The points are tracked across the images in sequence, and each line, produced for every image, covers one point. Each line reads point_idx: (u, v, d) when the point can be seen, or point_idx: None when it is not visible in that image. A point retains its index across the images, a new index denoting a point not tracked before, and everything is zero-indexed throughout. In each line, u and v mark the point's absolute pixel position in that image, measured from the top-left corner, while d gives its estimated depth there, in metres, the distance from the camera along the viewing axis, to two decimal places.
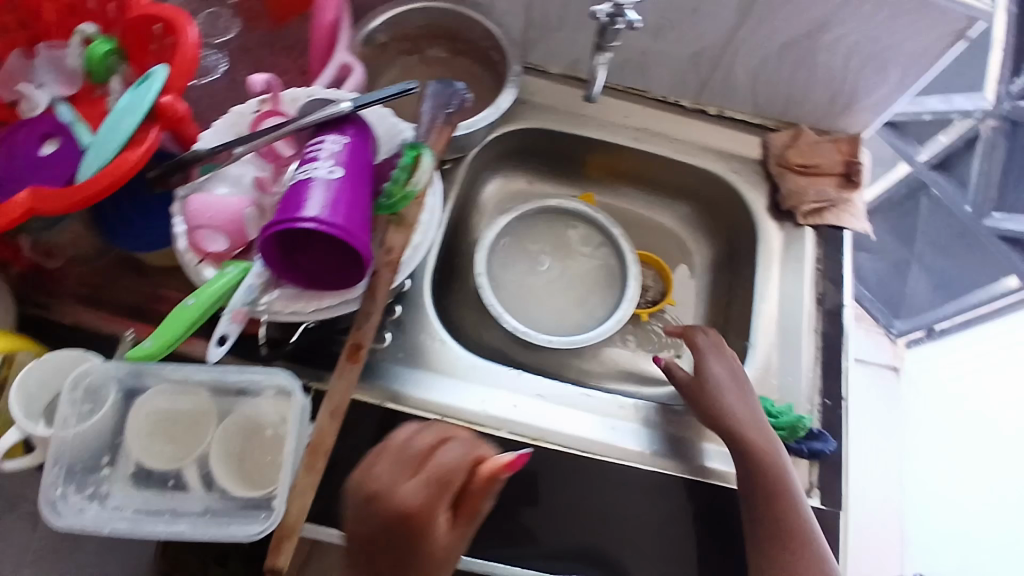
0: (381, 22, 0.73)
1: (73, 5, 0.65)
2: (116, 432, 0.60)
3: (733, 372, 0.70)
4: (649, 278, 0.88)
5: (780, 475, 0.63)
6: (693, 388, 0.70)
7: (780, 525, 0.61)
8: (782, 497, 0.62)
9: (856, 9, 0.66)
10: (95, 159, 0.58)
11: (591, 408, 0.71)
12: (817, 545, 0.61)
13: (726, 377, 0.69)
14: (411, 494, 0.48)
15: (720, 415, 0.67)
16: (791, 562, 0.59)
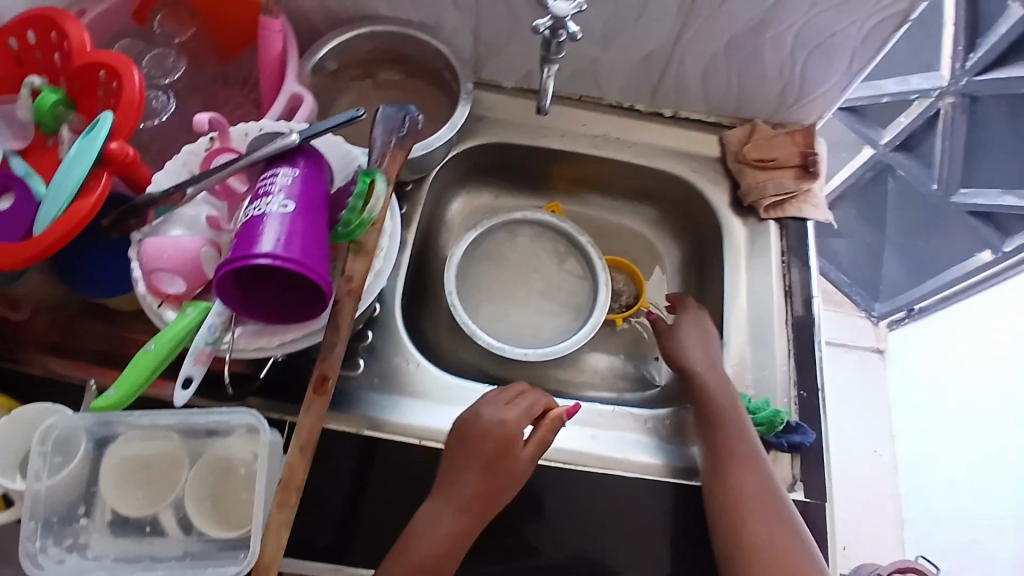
0: (331, 48, 0.75)
1: (20, 58, 0.65)
2: (91, 482, 0.59)
3: (700, 319, 0.77)
4: (621, 282, 0.89)
5: (723, 400, 0.70)
6: (666, 335, 0.77)
7: (722, 444, 0.67)
8: (725, 421, 0.68)
9: (796, 3, 0.66)
10: (47, 212, 0.56)
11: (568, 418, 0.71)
12: (761, 463, 0.66)
13: (691, 325, 0.76)
14: (513, 416, 0.65)
15: (682, 355, 0.74)
16: (735, 476, 0.64)
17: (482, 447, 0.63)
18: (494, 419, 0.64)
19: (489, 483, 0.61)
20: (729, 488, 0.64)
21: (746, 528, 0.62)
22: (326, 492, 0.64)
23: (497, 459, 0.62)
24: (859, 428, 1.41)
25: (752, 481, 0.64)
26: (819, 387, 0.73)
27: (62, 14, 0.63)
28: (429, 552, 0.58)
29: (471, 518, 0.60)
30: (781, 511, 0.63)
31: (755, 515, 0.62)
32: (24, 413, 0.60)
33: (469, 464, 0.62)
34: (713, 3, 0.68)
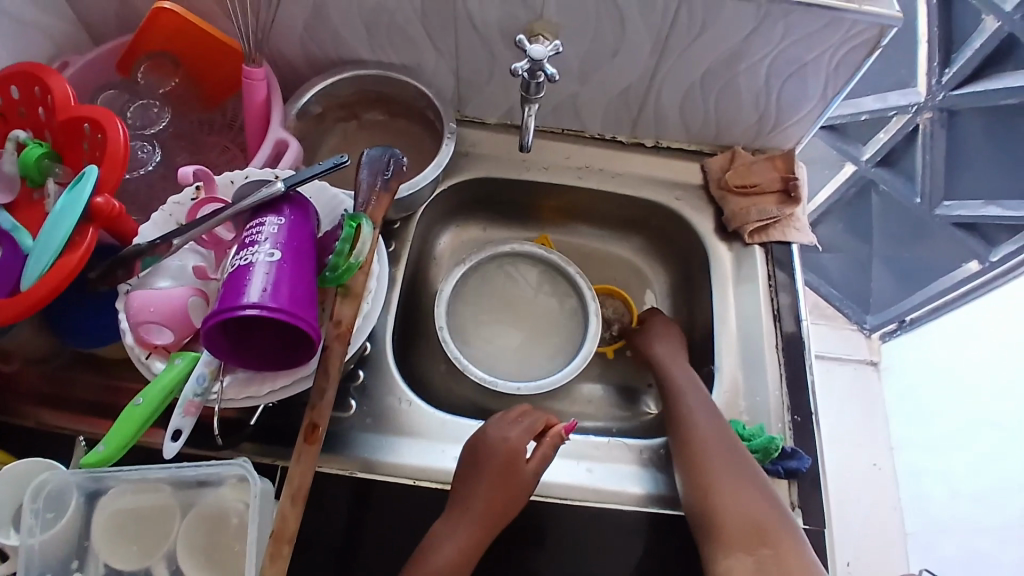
0: (314, 93, 0.77)
1: (5, 114, 0.66)
2: (83, 536, 0.58)
3: (664, 321, 0.82)
4: (614, 308, 0.89)
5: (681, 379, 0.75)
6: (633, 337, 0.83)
7: (684, 413, 0.71)
8: (689, 395, 0.72)
9: (767, 35, 0.68)
10: (32, 268, 0.56)
11: (563, 453, 0.70)
12: (724, 428, 0.69)
13: (656, 326, 0.82)
14: (516, 434, 0.67)
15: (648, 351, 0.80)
16: (699, 441, 0.68)
17: (489, 464, 0.64)
18: (498, 436, 0.66)
19: (498, 498, 0.62)
20: (694, 453, 0.67)
21: (714, 487, 0.64)
22: (321, 538, 0.63)
23: (505, 475, 0.63)
24: (858, 441, 1.41)
25: (716, 445, 0.68)
26: (813, 411, 0.73)
27: (43, 68, 0.63)
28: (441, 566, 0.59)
29: (480, 532, 0.61)
30: (747, 470, 0.66)
31: (722, 469, 0.66)
32: (17, 467, 0.58)
33: (476, 480, 0.63)
34: (686, 38, 0.70)
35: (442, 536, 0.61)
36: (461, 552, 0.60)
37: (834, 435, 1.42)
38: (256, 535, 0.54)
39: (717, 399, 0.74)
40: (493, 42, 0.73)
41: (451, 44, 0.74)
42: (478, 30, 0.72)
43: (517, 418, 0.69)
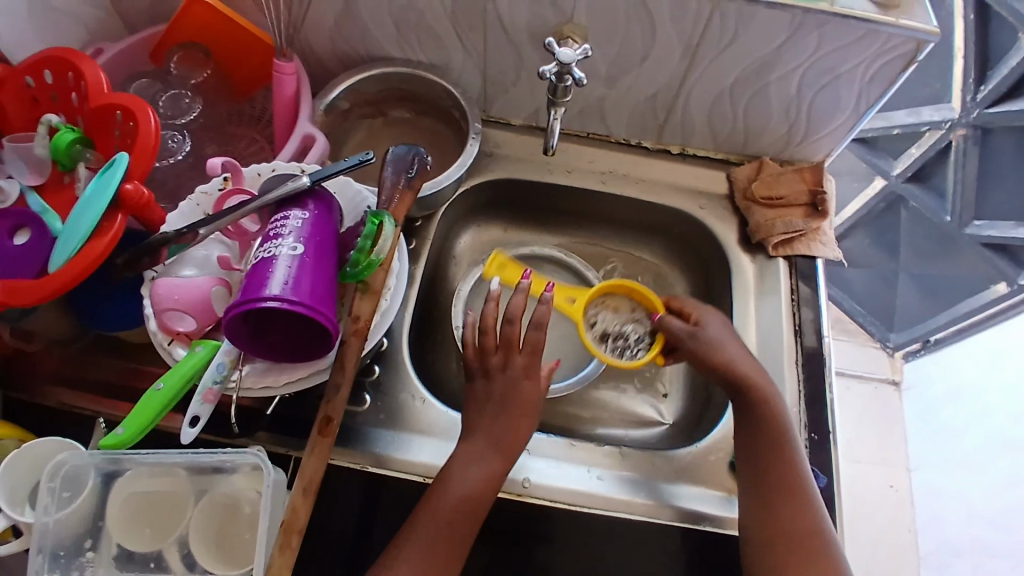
0: (342, 89, 0.77)
1: (36, 97, 0.67)
2: (97, 517, 0.59)
3: (720, 320, 0.74)
4: (625, 306, 0.80)
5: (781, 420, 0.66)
6: (696, 343, 0.72)
7: (775, 473, 0.64)
8: (781, 451, 0.65)
9: (798, 47, 0.67)
10: (62, 251, 0.57)
11: (574, 459, 0.69)
12: (811, 501, 0.63)
13: (716, 330, 0.73)
14: (524, 365, 0.68)
15: (733, 366, 0.69)
16: (783, 511, 0.62)
17: (511, 393, 0.67)
18: (510, 373, 0.68)
19: (519, 420, 0.66)
20: (774, 523, 0.62)
21: (797, 567, 0.60)
22: (329, 532, 0.63)
23: (521, 405, 0.67)
24: (876, 461, 1.37)
25: (803, 518, 0.62)
26: (831, 429, 0.71)
27: (76, 54, 0.64)
28: (467, 491, 0.61)
29: (501, 460, 0.63)
30: (825, 545, 0.61)
31: (802, 546, 0.61)
32: (39, 446, 0.59)
33: (498, 408, 0.66)
34: (717, 46, 0.69)
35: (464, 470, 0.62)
36: (489, 477, 0.62)
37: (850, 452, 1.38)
38: (266, 524, 0.55)
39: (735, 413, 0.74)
40: (522, 44, 0.73)
41: (479, 44, 0.74)
42: (508, 33, 0.72)
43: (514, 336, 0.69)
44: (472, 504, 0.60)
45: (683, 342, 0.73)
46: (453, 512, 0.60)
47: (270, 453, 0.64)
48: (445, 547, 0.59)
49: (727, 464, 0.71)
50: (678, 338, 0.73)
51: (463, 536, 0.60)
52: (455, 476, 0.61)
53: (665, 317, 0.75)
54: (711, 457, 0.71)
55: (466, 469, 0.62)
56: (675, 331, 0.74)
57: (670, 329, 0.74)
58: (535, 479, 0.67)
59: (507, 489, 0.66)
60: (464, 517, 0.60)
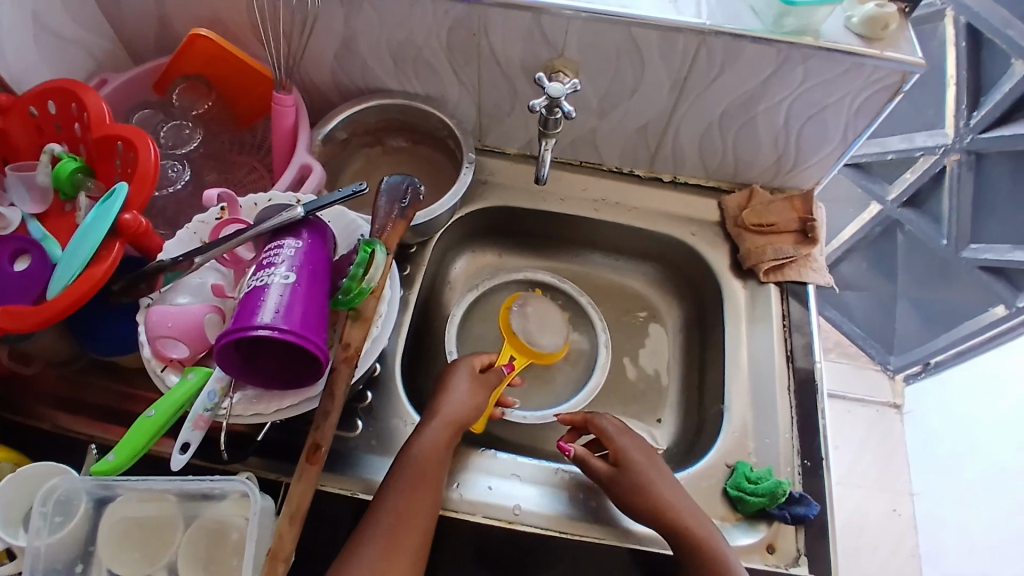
0: (340, 120, 0.79)
1: (40, 126, 0.69)
2: (88, 542, 0.59)
3: (644, 448, 0.70)
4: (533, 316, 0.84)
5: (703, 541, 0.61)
6: (621, 487, 0.66)
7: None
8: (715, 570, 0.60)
9: (784, 79, 0.69)
10: (61, 277, 0.59)
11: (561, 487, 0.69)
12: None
13: (641, 458, 0.68)
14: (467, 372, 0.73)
15: (661, 508, 0.64)
16: None
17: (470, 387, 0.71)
18: (459, 378, 0.72)
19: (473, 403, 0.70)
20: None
21: None
22: (317, 558, 0.63)
23: (479, 389, 0.72)
24: (877, 486, 1.35)
25: None
26: (824, 456, 0.71)
27: (81, 86, 0.66)
28: (432, 459, 0.64)
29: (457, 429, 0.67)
30: None
31: None
32: (29, 471, 0.60)
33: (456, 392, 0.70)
34: (704, 78, 0.70)
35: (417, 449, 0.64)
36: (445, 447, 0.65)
37: (853, 479, 1.37)
38: (252, 551, 0.54)
39: (725, 439, 0.72)
40: (515, 77, 0.75)
41: (474, 77, 0.76)
42: (501, 67, 0.74)
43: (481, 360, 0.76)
44: (429, 469, 0.63)
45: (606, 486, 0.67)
46: (417, 476, 0.62)
47: (259, 479, 0.64)
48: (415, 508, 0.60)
49: (719, 490, 0.69)
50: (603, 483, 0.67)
51: (432, 495, 0.62)
52: (420, 438, 0.65)
53: (584, 454, 0.69)
54: (702, 483, 0.70)
55: (429, 438, 0.65)
56: (596, 469, 0.67)
57: (591, 467, 0.68)
58: (525, 506, 0.67)
59: (497, 517, 0.66)
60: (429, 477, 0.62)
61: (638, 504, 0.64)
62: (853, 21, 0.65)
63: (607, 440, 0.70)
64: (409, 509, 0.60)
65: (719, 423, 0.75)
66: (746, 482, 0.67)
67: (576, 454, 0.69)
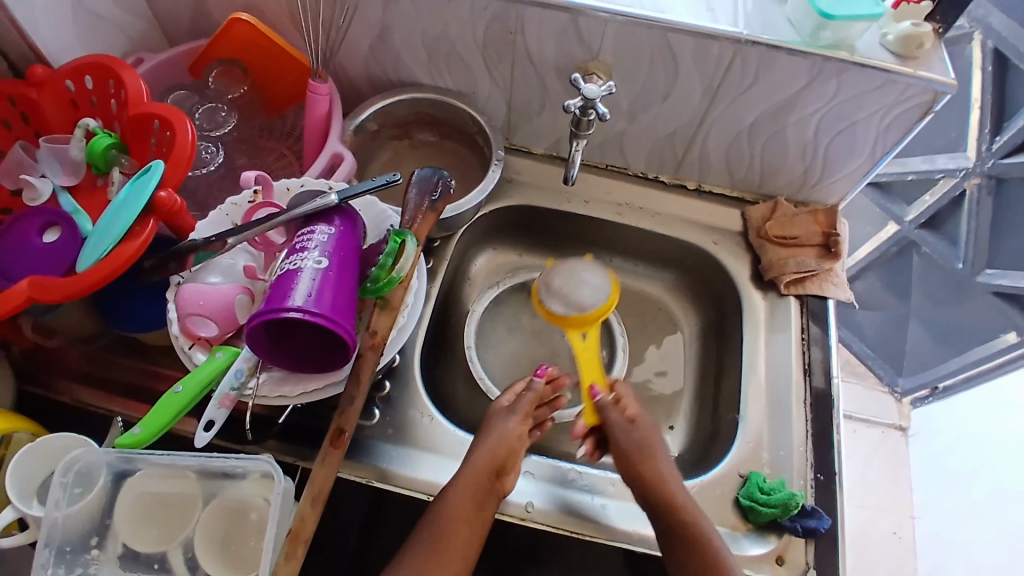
0: (372, 111, 0.80)
1: (75, 101, 0.69)
2: (104, 515, 0.59)
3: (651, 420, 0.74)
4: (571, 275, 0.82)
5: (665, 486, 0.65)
6: (632, 438, 0.71)
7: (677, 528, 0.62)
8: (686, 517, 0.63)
9: (816, 92, 0.69)
10: (93, 251, 0.59)
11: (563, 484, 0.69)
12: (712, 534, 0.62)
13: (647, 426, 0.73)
14: (517, 424, 0.70)
15: (642, 465, 0.68)
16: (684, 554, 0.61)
17: (518, 430, 0.69)
18: (505, 422, 0.69)
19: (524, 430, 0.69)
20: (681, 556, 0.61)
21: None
22: (331, 544, 0.63)
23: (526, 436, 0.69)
24: (881, 507, 1.35)
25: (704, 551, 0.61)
26: (837, 470, 0.71)
27: (118, 63, 0.67)
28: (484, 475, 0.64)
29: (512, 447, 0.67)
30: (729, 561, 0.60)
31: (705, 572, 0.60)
32: (49, 441, 0.60)
33: (502, 427, 0.69)
34: (737, 87, 0.71)
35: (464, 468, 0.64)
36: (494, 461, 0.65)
37: (857, 497, 1.36)
38: (273, 531, 0.55)
39: (740, 449, 0.73)
40: (548, 76, 0.76)
41: (507, 75, 0.77)
42: (534, 65, 0.75)
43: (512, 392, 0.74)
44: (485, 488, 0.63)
45: (621, 433, 0.71)
46: (465, 502, 0.61)
47: (278, 462, 0.65)
48: (461, 525, 0.60)
49: (732, 500, 0.70)
50: (619, 429, 0.72)
51: (486, 510, 0.62)
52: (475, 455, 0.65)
53: (607, 402, 0.74)
54: (715, 491, 0.70)
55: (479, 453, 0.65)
56: (615, 419, 0.73)
57: (609, 416, 0.73)
58: (538, 504, 0.68)
59: (511, 513, 0.67)
60: (482, 499, 0.62)
61: (628, 460, 0.69)
62: (888, 38, 0.66)
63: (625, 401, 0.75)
64: (456, 518, 0.60)
65: (734, 432, 0.75)
66: (759, 493, 0.67)
67: (600, 399, 0.74)
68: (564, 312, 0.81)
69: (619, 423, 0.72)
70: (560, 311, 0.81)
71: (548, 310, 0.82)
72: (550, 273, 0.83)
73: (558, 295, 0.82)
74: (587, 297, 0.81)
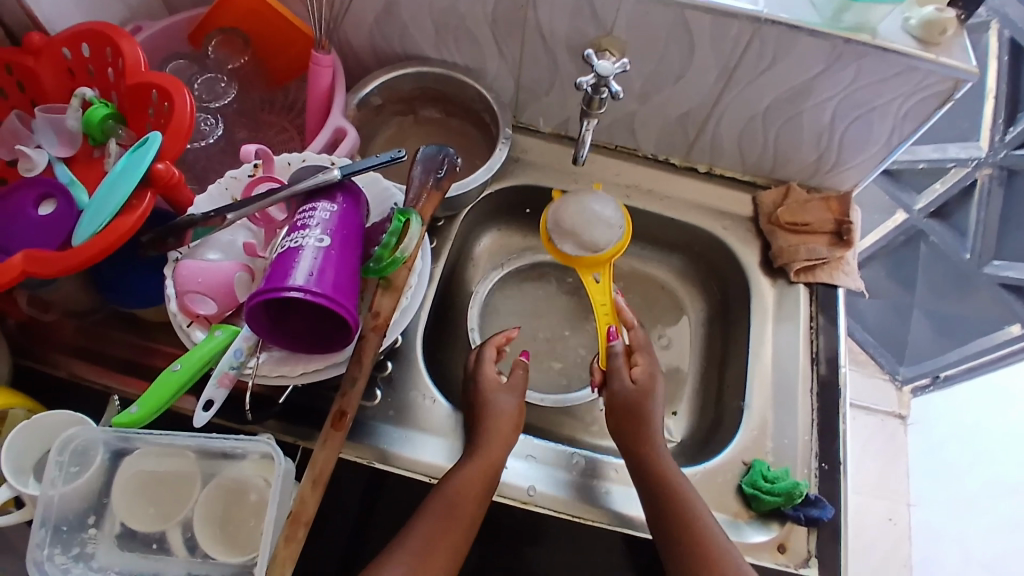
0: (377, 85, 0.78)
1: (73, 70, 0.67)
2: (102, 494, 0.58)
3: (655, 374, 0.73)
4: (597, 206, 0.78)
5: (642, 427, 0.69)
6: (630, 391, 0.71)
7: (650, 466, 0.66)
8: (653, 456, 0.67)
9: (834, 77, 0.67)
10: (89, 226, 0.58)
11: (564, 468, 0.69)
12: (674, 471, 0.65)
13: (647, 381, 0.72)
14: (510, 402, 0.69)
15: (638, 422, 0.69)
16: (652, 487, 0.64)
17: (512, 402, 0.69)
18: (497, 402, 0.68)
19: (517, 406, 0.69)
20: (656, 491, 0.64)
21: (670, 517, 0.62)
22: (329, 526, 0.63)
23: (519, 416, 0.69)
24: (876, 494, 1.33)
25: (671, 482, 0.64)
26: (841, 460, 0.71)
27: (117, 30, 0.64)
28: (491, 460, 0.63)
29: (506, 430, 0.66)
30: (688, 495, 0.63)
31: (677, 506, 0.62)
32: (45, 419, 0.59)
33: (497, 402, 0.68)
34: (754, 70, 0.69)
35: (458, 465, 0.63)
36: (500, 443, 0.65)
37: (852, 483, 1.34)
38: (274, 513, 0.55)
39: (744, 437, 0.72)
40: (559, 53, 0.73)
41: (516, 51, 0.75)
42: (545, 41, 0.72)
43: (490, 360, 0.72)
44: (488, 469, 0.63)
45: (619, 385, 0.72)
46: (461, 493, 0.60)
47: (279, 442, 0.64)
48: (455, 513, 0.59)
49: (735, 487, 0.69)
50: (616, 375, 0.72)
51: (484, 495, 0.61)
52: (484, 441, 0.65)
53: (618, 348, 0.74)
54: (717, 478, 0.70)
55: (480, 440, 0.65)
56: (619, 368, 0.73)
57: (615, 362, 0.73)
58: (540, 488, 0.67)
59: (511, 496, 0.66)
60: (479, 488, 0.61)
61: (628, 417, 0.70)
62: (911, 23, 0.64)
63: (633, 351, 0.75)
64: (449, 507, 0.59)
65: (738, 420, 0.75)
66: (763, 481, 0.67)
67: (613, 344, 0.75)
68: (575, 254, 0.78)
69: (619, 372, 0.72)
70: (572, 252, 0.78)
71: (560, 250, 0.78)
72: (561, 210, 0.78)
73: (571, 234, 0.77)
74: (601, 236, 0.77)
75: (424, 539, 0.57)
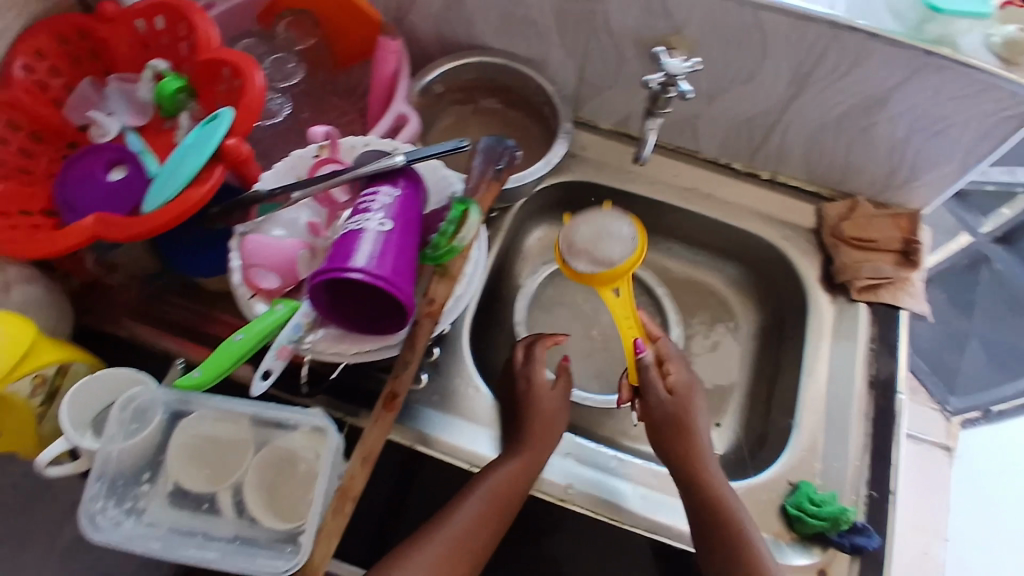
0: (439, 72, 0.78)
1: (145, 41, 0.69)
2: (158, 452, 0.61)
3: (692, 384, 0.72)
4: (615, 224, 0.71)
5: (687, 438, 0.67)
6: (668, 406, 0.69)
7: (695, 476, 0.65)
8: (700, 467, 0.65)
9: (914, 89, 0.64)
10: (159, 194, 0.60)
11: (604, 469, 0.68)
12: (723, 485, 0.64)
13: (686, 391, 0.71)
14: (550, 403, 0.69)
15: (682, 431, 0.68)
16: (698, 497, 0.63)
17: (554, 401, 0.69)
18: (541, 400, 0.68)
19: (557, 406, 0.69)
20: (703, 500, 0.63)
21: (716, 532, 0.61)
22: (371, 505, 0.64)
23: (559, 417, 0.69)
24: None
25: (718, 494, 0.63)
26: (892, 489, 0.68)
27: (190, 6, 0.66)
28: (537, 456, 0.64)
29: (547, 428, 0.67)
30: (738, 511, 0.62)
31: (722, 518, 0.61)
32: (103, 376, 0.61)
33: (540, 399, 0.69)
34: (829, 76, 0.66)
35: (501, 459, 0.63)
36: (544, 437, 0.66)
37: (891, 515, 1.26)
38: (323, 485, 0.56)
39: (791, 456, 0.70)
40: (625, 48, 0.72)
41: (582, 45, 0.74)
42: (612, 37, 0.71)
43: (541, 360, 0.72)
44: (527, 467, 0.63)
45: (654, 400, 0.70)
46: (502, 485, 0.61)
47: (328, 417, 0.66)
48: (500, 497, 0.60)
49: (778, 508, 0.67)
50: (649, 386, 0.71)
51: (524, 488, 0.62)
52: (528, 436, 0.65)
53: (648, 361, 0.72)
54: (760, 497, 0.68)
55: (524, 435, 0.65)
56: (653, 381, 0.71)
57: (648, 374, 0.72)
58: (578, 487, 0.67)
59: (551, 492, 0.66)
60: (520, 482, 0.62)
61: (669, 431, 0.68)
62: (994, 39, 0.61)
63: (666, 363, 0.72)
64: (496, 494, 0.60)
65: (786, 439, 0.73)
66: (810, 504, 0.65)
67: (642, 357, 0.72)
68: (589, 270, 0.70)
69: (650, 383, 0.71)
70: (586, 269, 0.70)
71: (571, 268, 0.71)
72: (571, 229, 0.71)
73: (584, 252, 0.70)
74: (615, 250, 0.70)
75: (465, 525, 0.58)
